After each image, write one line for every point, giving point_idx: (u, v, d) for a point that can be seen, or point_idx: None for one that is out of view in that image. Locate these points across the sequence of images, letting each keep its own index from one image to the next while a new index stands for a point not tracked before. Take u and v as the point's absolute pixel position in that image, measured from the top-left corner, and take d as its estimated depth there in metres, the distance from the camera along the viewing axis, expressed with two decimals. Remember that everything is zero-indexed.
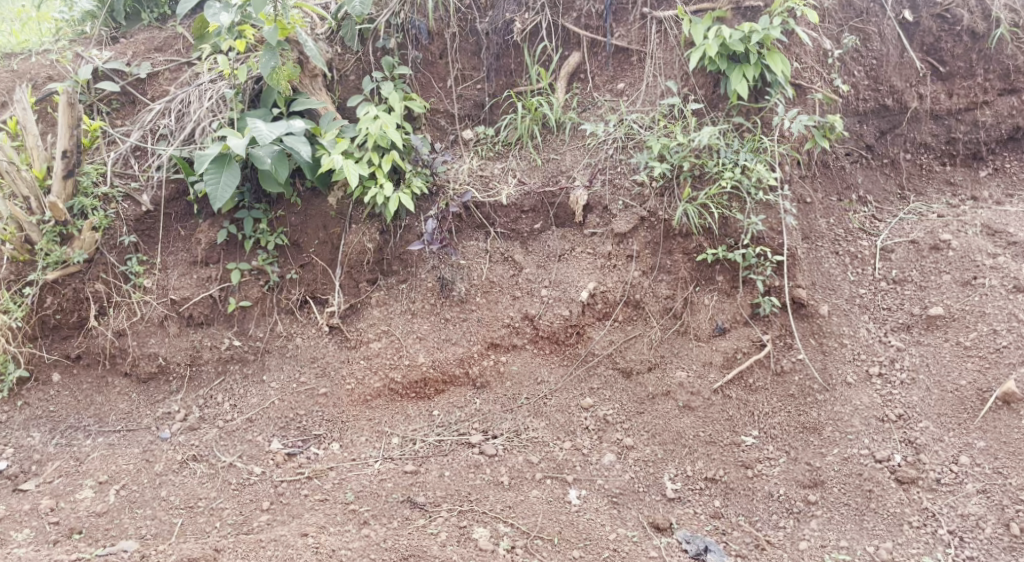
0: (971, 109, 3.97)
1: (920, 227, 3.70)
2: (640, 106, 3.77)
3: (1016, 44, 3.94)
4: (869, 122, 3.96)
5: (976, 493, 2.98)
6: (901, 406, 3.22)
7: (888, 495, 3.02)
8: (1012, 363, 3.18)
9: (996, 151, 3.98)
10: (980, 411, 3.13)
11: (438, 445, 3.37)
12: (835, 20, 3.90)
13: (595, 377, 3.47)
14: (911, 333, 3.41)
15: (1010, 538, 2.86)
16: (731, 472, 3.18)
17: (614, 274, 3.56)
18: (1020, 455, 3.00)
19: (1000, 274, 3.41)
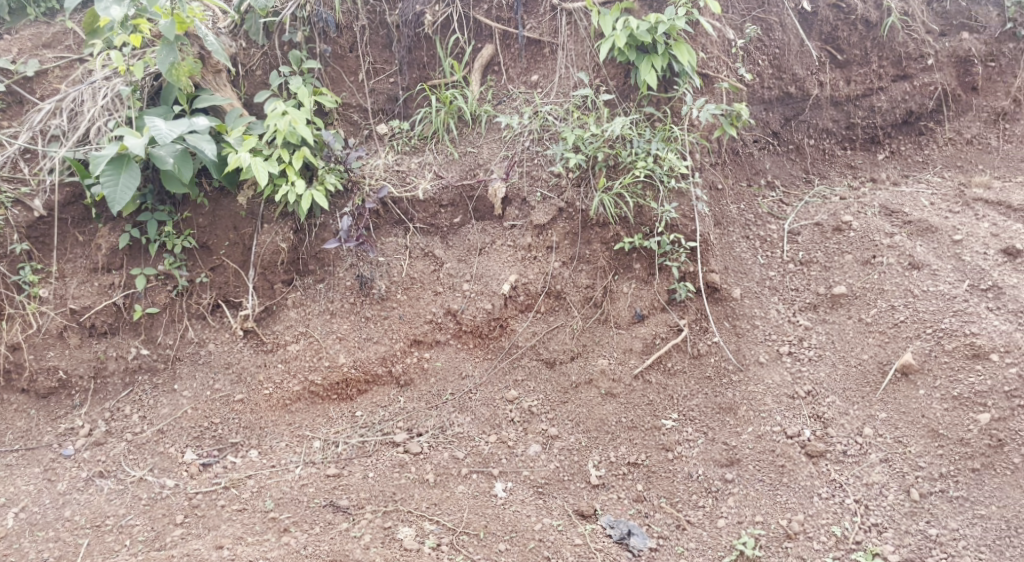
0: (868, 95, 4.14)
1: (823, 211, 3.83)
2: (554, 98, 3.75)
3: (907, 32, 4.12)
4: (774, 110, 4.10)
5: (880, 462, 3.05)
6: (810, 383, 3.30)
7: (799, 469, 3.07)
8: (909, 337, 3.28)
9: (891, 135, 4.17)
10: (882, 384, 3.22)
11: (362, 446, 3.29)
12: (739, 11, 4.01)
13: (519, 368, 3.46)
14: (817, 312, 3.51)
15: (910, 503, 2.94)
16: (653, 456, 3.20)
17: (535, 265, 3.56)
18: (919, 424, 3.09)
19: (896, 252, 3.52)
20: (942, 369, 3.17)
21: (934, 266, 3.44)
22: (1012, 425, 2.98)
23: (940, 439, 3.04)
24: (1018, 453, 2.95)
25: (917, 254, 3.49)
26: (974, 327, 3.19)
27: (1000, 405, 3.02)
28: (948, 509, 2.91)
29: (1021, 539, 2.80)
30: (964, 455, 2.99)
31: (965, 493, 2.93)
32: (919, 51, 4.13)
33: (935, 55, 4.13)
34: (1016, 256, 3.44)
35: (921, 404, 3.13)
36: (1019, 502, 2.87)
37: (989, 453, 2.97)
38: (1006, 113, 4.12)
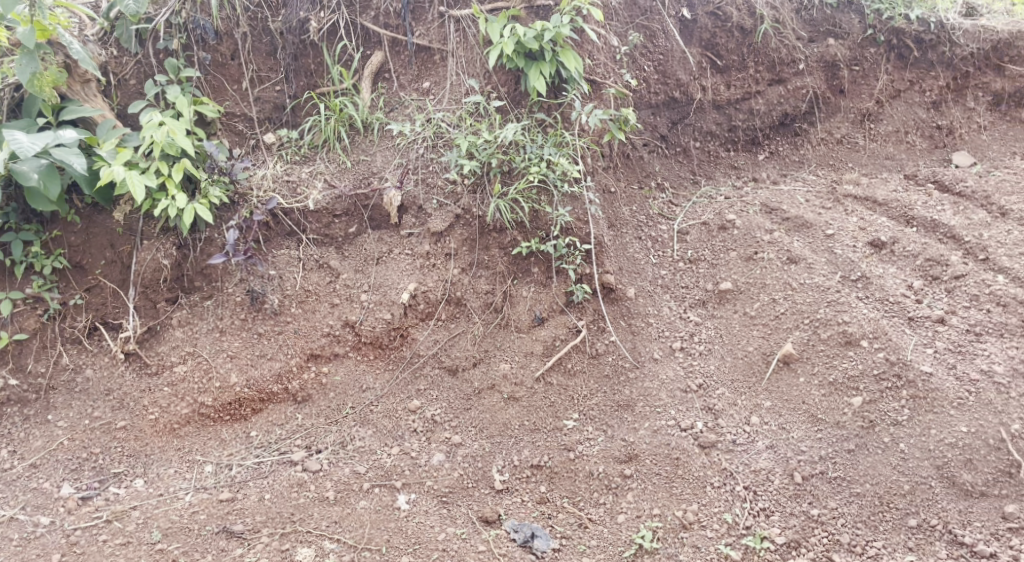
0: (747, 98, 4.31)
1: (709, 210, 3.98)
2: (446, 104, 3.73)
3: (778, 39, 4.31)
4: (661, 114, 4.22)
5: (765, 449, 3.15)
6: (701, 376, 3.40)
7: (692, 461, 3.12)
8: (790, 328, 3.42)
9: (770, 137, 4.37)
10: (765, 374, 3.35)
11: (257, 468, 3.18)
12: (621, 19, 4.07)
13: (422, 378, 3.43)
14: (706, 307, 3.63)
15: (794, 486, 3.04)
16: (556, 457, 3.21)
17: (434, 273, 3.53)
18: (799, 410, 3.22)
19: (776, 247, 3.69)
20: (820, 356, 3.31)
21: (809, 260, 3.60)
22: (883, 407, 3.12)
23: (819, 423, 3.17)
24: (888, 433, 3.07)
25: (794, 249, 3.66)
26: (846, 315, 3.34)
27: (871, 388, 3.17)
28: (828, 490, 3.01)
29: (893, 514, 2.92)
30: (841, 437, 3.11)
31: (842, 474, 3.03)
32: (791, 56, 4.32)
33: (805, 60, 4.33)
34: (881, 248, 3.65)
35: (801, 391, 3.27)
36: (890, 479, 2.98)
37: (863, 434, 3.10)
38: (870, 114, 4.39)
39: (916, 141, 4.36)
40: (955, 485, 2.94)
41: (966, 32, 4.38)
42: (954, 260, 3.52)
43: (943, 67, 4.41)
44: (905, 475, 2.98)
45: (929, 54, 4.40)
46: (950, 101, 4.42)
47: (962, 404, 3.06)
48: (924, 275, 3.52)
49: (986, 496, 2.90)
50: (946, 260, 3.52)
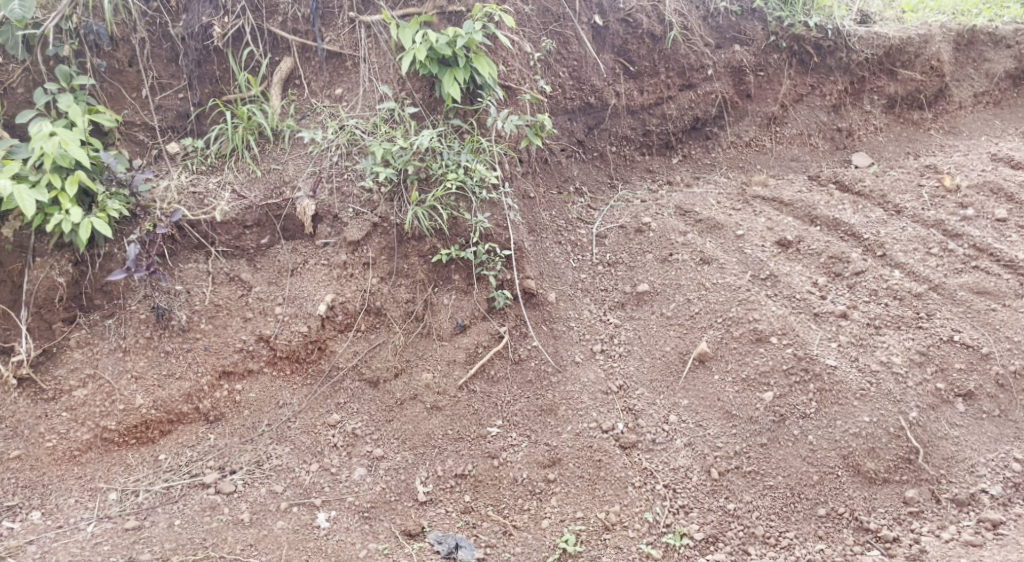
0: (659, 104, 4.39)
1: (626, 213, 4.04)
2: (359, 111, 3.67)
3: (687, 45, 4.38)
4: (578, 120, 4.27)
5: (684, 447, 3.16)
6: (621, 377, 3.41)
7: (614, 461, 3.12)
8: (704, 327, 3.46)
9: (683, 140, 4.47)
10: (682, 372, 3.37)
11: (167, 492, 3.06)
12: (534, 26, 4.07)
13: (341, 391, 3.35)
14: (625, 309, 3.67)
15: (711, 482, 3.06)
16: (479, 465, 3.17)
17: (352, 283, 3.46)
18: (715, 406, 3.25)
19: (690, 249, 3.75)
20: (733, 354, 3.35)
21: (721, 260, 3.67)
22: (792, 401, 3.17)
23: (733, 419, 3.19)
24: (797, 425, 3.13)
25: (707, 250, 3.73)
26: (756, 313, 3.39)
27: (780, 383, 3.21)
28: (743, 484, 3.05)
29: (803, 504, 2.99)
30: (754, 431, 3.15)
31: (756, 467, 3.07)
32: (700, 62, 4.40)
33: (713, 66, 4.42)
34: (788, 247, 3.76)
35: (716, 388, 3.29)
36: (801, 470, 3.05)
37: (774, 428, 3.14)
38: (776, 118, 4.52)
39: (819, 143, 4.52)
40: (859, 473, 3.03)
41: (862, 39, 4.53)
42: (854, 257, 3.64)
43: (841, 72, 4.56)
44: (814, 466, 3.04)
45: (828, 59, 4.54)
46: (848, 104, 4.58)
47: (865, 394, 3.13)
48: (828, 272, 3.63)
49: (888, 482, 3.01)
50: (847, 256, 3.63)
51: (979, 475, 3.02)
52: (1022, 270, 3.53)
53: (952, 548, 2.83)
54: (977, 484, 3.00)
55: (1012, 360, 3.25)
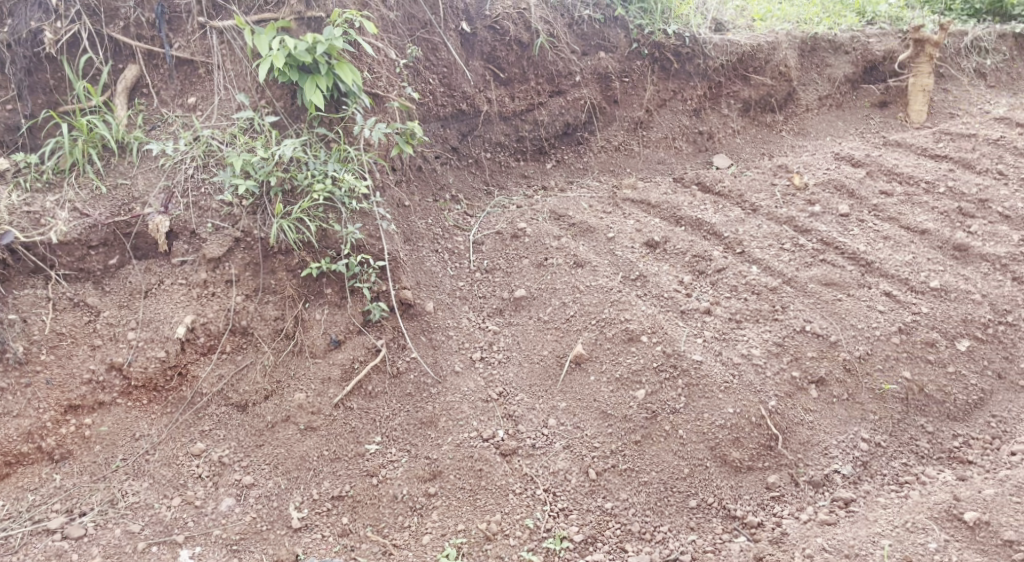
0: (531, 110, 4.41)
1: (503, 219, 4.05)
2: (215, 121, 3.47)
3: (555, 52, 4.42)
4: (450, 127, 4.24)
5: (563, 449, 3.13)
6: (500, 384, 3.36)
7: (494, 470, 3.06)
8: (579, 329, 3.47)
9: (556, 146, 4.51)
10: (560, 375, 3.35)
11: (6, 543, 2.81)
12: (399, 32, 3.99)
13: (206, 418, 3.17)
14: (503, 316, 3.63)
15: (589, 483, 3.03)
16: (357, 484, 3.06)
17: (213, 302, 3.27)
18: (591, 408, 3.23)
19: (563, 253, 3.79)
20: (607, 354, 3.36)
21: (594, 263, 3.72)
22: (663, 397, 3.18)
23: (609, 419, 3.18)
24: (668, 421, 3.13)
25: (580, 253, 3.78)
26: (627, 314, 3.44)
27: (652, 380, 3.23)
28: (620, 483, 3.03)
29: (676, 497, 2.98)
30: (628, 430, 3.14)
31: (632, 465, 3.06)
32: (568, 69, 4.45)
33: (581, 72, 4.48)
34: (655, 247, 3.85)
35: (592, 389, 3.28)
36: (673, 464, 3.05)
37: (647, 425, 3.14)
38: (642, 122, 4.64)
39: (683, 147, 4.67)
40: (726, 463, 3.04)
41: (717, 46, 4.71)
42: (715, 255, 3.77)
43: (699, 77, 4.72)
44: (684, 459, 3.05)
45: (687, 65, 4.69)
46: (708, 108, 4.75)
47: (728, 387, 3.17)
48: (692, 270, 3.73)
49: (752, 470, 3.03)
50: (709, 255, 3.76)
51: (832, 456, 3.06)
52: (865, 262, 3.67)
53: (810, 528, 2.85)
54: (830, 465, 3.03)
55: (857, 346, 3.29)
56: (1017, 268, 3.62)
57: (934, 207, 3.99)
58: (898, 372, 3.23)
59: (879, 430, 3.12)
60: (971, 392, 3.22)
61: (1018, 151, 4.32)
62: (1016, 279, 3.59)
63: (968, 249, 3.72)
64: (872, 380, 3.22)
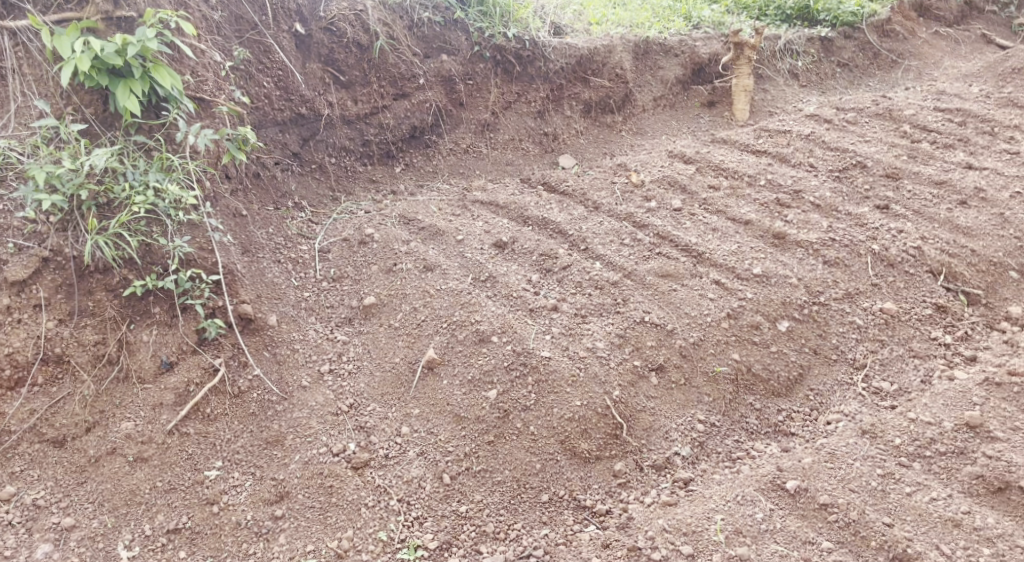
0: (375, 113, 4.35)
1: (349, 226, 3.98)
2: (13, 131, 3.17)
3: (396, 55, 4.38)
4: (290, 131, 4.11)
5: (417, 457, 3.10)
6: (351, 396, 3.28)
7: (345, 485, 3.00)
8: (431, 333, 3.45)
9: (403, 149, 4.49)
10: (413, 382, 3.31)
11: None
12: (225, 34, 3.85)
13: (17, 459, 2.93)
14: (352, 325, 3.55)
15: (444, 488, 3.02)
16: (195, 514, 2.91)
17: (20, 330, 3.02)
18: (445, 412, 3.21)
19: (412, 257, 3.77)
20: (459, 357, 3.36)
21: (443, 266, 3.72)
22: (514, 396, 3.22)
23: (463, 421, 3.17)
24: (519, 418, 3.17)
25: (429, 257, 3.77)
26: (478, 315, 3.46)
27: (503, 379, 3.26)
28: (473, 484, 3.04)
29: (528, 493, 3.03)
30: (481, 431, 3.15)
31: (485, 466, 3.07)
32: (411, 71, 4.42)
33: (424, 75, 4.46)
34: (504, 248, 3.90)
35: (445, 394, 3.26)
36: (524, 461, 3.09)
37: (499, 424, 3.16)
38: (488, 124, 4.68)
39: (530, 148, 4.75)
40: (575, 455, 3.11)
41: (555, 49, 4.82)
42: (562, 254, 3.86)
43: (541, 80, 4.81)
44: (535, 455, 3.10)
45: (528, 68, 4.77)
46: (551, 110, 4.85)
47: (576, 381, 3.24)
48: (539, 269, 3.80)
49: (600, 459, 3.12)
50: (555, 253, 3.85)
51: (672, 439, 3.19)
52: (695, 253, 3.87)
53: (653, 510, 2.97)
54: (671, 448, 3.16)
55: (690, 333, 3.46)
56: (827, 253, 3.86)
57: (756, 200, 4.26)
58: (728, 354, 3.41)
59: (713, 411, 3.28)
60: (792, 368, 3.42)
61: (826, 145, 4.67)
62: (827, 262, 3.82)
63: (785, 237, 3.96)
64: (705, 364, 3.38)
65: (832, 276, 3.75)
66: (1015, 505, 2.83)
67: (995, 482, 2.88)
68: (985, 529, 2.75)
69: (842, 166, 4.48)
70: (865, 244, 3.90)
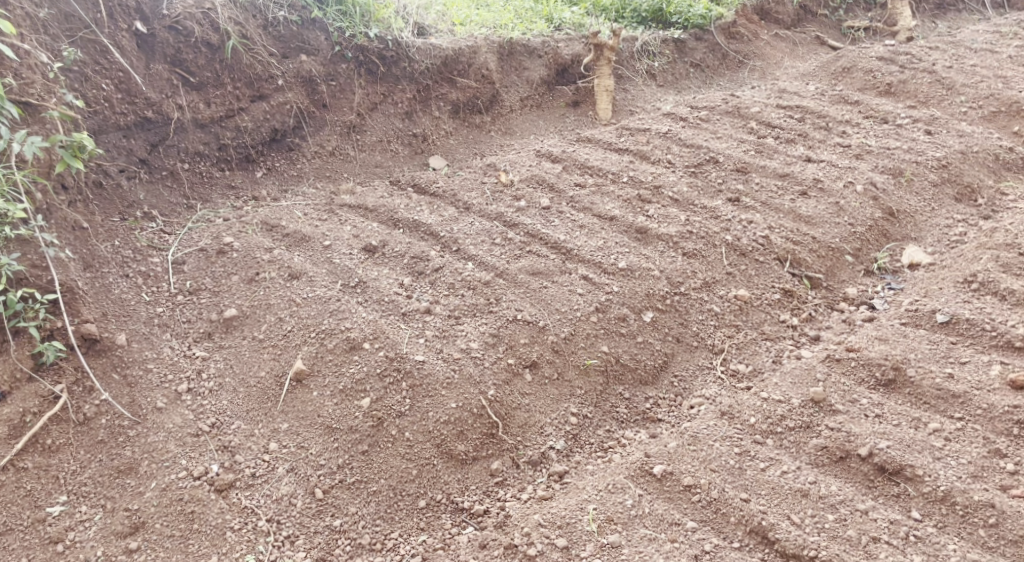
0: (231, 116, 4.17)
1: (205, 236, 3.80)
2: None
3: (250, 55, 4.21)
4: (135, 136, 3.88)
5: (286, 473, 2.98)
6: (212, 415, 3.12)
7: (208, 509, 2.85)
8: (298, 344, 3.33)
9: (264, 153, 4.32)
10: (281, 396, 3.19)
11: None
12: (53, 33, 3.60)
13: None
14: (212, 339, 3.38)
15: (316, 503, 2.92)
16: (38, 555, 2.70)
17: None
18: (315, 425, 3.11)
19: (276, 265, 3.63)
20: (329, 366, 3.26)
21: (310, 273, 3.61)
22: (388, 402, 3.16)
23: (335, 432, 3.08)
24: (394, 425, 3.11)
25: (295, 264, 3.65)
26: (347, 322, 3.38)
27: (376, 387, 3.19)
28: (348, 497, 2.95)
29: (406, 501, 2.97)
30: (354, 441, 3.07)
31: (359, 476, 3.00)
32: (268, 72, 4.27)
33: (282, 76, 4.31)
34: (374, 252, 3.83)
35: (315, 405, 3.16)
36: (401, 468, 3.03)
37: (373, 433, 3.09)
38: (354, 126, 4.58)
39: (398, 149, 4.68)
40: (452, 457, 3.09)
41: (419, 49, 4.77)
42: (432, 256, 3.82)
43: (407, 81, 4.75)
44: (412, 461, 3.05)
45: (393, 68, 4.69)
46: (419, 111, 4.80)
47: (451, 383, 3.22)
48: (411, 271, 3.74)
49: (477, 460, 3.11)
50: (426, 256, 3.81)
51: (547, 434, 3.22)
52: (564, 250, 3.93)
53: (530, 506, 2.99)
54: (546, 443, 3.19)
55: (562, 328, 3.50)
56: (685, 245, 4.01)
57: (619, 196, 4.37)
58: (598, 347, 3.48)
59: (585, 403, 3.34)
60: (657, 356, 3.53)
61: (682, 142, 4.86)
62: (686, 254, 3.97)
63: (647, 231, 4.09)
64: (577, 357, 3.43)
65: (691, 267, 3.89)
66: (855, 472, 3.00)
67: (837, 451, 3.05)
68: (829, 497, 2.90)
69: (696, 162, 4.67)
70: (719, 235, 4.08)
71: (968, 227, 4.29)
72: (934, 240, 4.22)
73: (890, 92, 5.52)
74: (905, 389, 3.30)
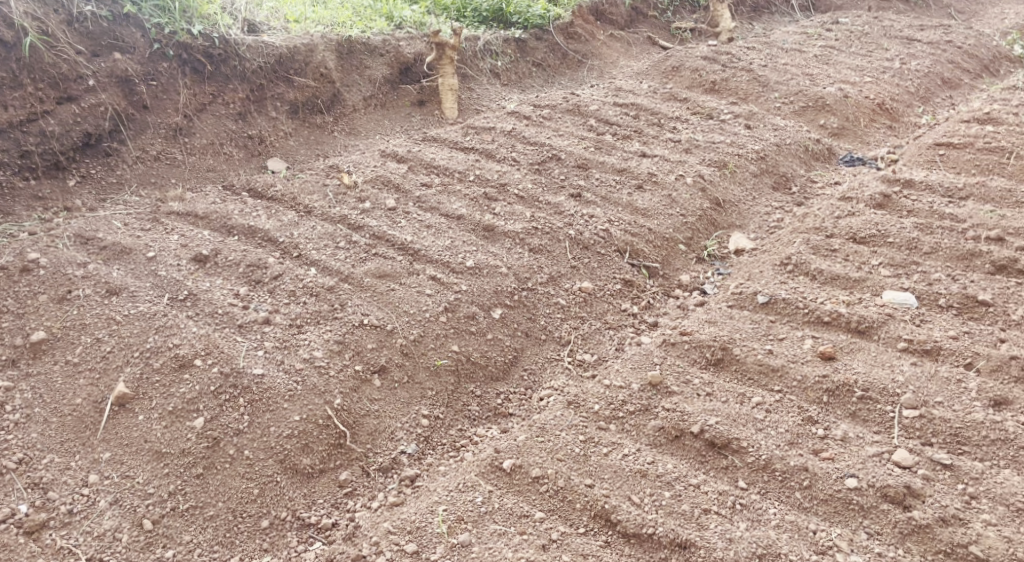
0: (33, 119, 3.86)
1: (8, 252, 3.47)
2: None
3: (53, 53, 3.93)
4: None
5: (109, 507, 2.78)
6: (20, 450, 2.89)
7: (15, 555, 2.64)
8: (120, 366, 3.10)
9: (77, 159, 4.00)
10: (101, 424, 2.97)
11: None
12: None
13: None
14: (18, 367, 3.11)
15: (145, 536, 2.73)
16: None
17: None
18: (142, 451, 2.91)
19: (92, 282, 3.38)
20: (156, 388, 3.06)
21: (131, 288, 3.38)
22: (223, 421, 2.99)
23: (164, 458, 2.90)
24: (232, 444, 2.95)
25: (114, 279, 3.40)
26: (175, 339, 3.18)
27: (210, 406, 3.02)
28: (181, 525, 2.78)
29: (246, 522, 2.83)
30: (187, 465, 2.89)
31: (194, 502, 2.83)
32: (75, 72, 3.99)
33: (92, 76, 4.04)
34: (205, 261, 3.62)
35: (141, 430, 2.95)
36: (239, 489, 2.88)
37: (209, 454, 2.92)
38: (181, 128, 4.30)
39: (232, 152, 4.43)
40: (296, 472, 2.97)
41: (250, 47, 4.56)
42: (271, 263, 3.65)
43: (237, 80, 4.53)
44: (252, 480, 2.91)
45: (222, 68, 4.47)
46: (253, 111, 4.58)
47: (293, 395, 3.10)
48: (248, 280, 3.57)
49: (325, 472, 3.01)
50: (264, 263, 3.64)
51: (397, 439, 3.16)
52: (412, 251, 3.87)
53: (380, 514, 2.92)
54: (397, 448, 3.14)
55: (411, 330, 3.45)
56: (531, 241, 4.06)
57: (466, 195, 4.35)
58: (448, 346, 3.45)
59: (437, 404, 3.30)
60: (507, 352, 3.54)
61: (526, 140, 4.92)
62: (532, 250, 4.02)
63: (494, 229, 4.10)
64: (426, 359, 3.39)
65: (536, 262, 3.94)
66: (688, 450, 3.13)
67: (672, 431, 3.18)
68: (665, 475, 3.02)
69: (540, 159, 4.74)
70: (562, 230, 4.15)
71: (785, 214, 4.59)
72: (756, 227, 4.48)
73: (715, 89, 5.82)
74: (732, 367, 3.48)
